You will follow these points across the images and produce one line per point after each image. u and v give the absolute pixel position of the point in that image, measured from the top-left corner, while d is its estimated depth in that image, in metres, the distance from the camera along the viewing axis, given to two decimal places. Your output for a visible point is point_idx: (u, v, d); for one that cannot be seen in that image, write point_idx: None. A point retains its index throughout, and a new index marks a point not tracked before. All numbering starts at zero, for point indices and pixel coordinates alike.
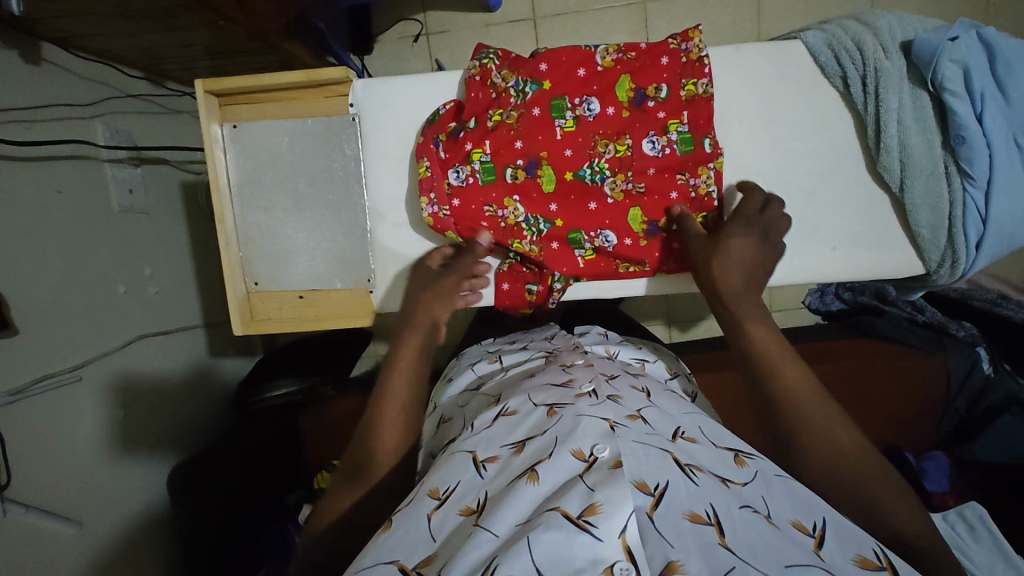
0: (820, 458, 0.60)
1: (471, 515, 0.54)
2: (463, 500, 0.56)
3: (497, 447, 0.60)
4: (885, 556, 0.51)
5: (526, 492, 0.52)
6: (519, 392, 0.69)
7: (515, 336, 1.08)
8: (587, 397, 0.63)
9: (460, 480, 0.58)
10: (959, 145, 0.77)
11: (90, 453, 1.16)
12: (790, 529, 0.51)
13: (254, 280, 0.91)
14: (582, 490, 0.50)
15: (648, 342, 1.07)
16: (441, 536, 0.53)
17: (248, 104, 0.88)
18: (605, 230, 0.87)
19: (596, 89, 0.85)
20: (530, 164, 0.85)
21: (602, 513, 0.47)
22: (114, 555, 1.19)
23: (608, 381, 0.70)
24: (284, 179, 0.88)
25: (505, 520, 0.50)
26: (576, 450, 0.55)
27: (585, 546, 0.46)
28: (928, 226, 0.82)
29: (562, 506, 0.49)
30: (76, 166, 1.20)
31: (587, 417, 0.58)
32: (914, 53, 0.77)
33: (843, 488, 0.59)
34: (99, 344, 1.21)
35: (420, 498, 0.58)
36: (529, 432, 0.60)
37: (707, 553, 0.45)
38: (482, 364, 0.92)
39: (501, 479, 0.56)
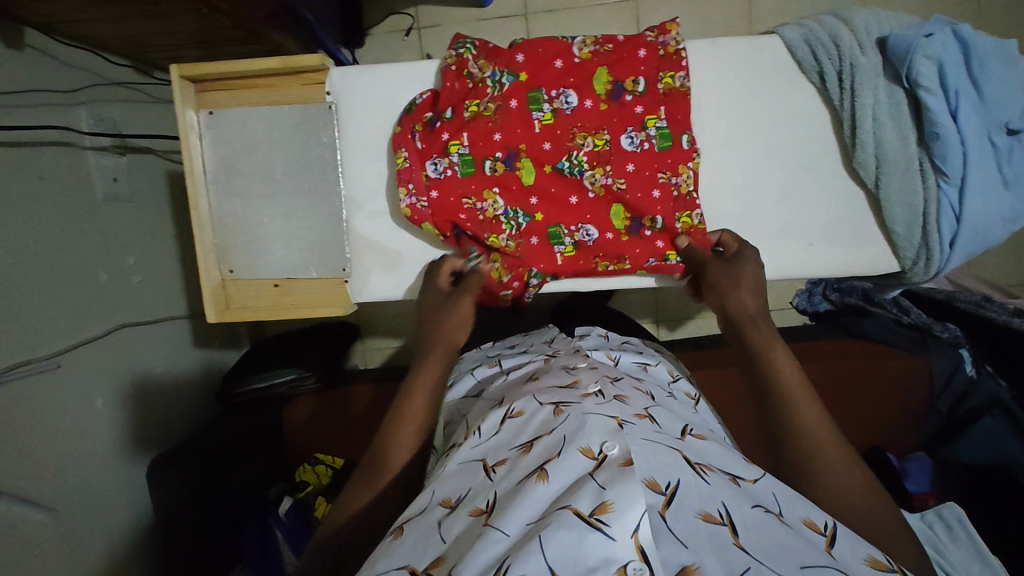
0: (826, 494, 0.58)
1: (481, 515, 0.51)
2: (474, 502, 0.54)
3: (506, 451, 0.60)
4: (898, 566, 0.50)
5: (536, 491, 0.50)
6: (524, 395, 0.68)
7: (517, 342, 1.07)
8: (593, 397, 0.63)
9: (471, 487, 0.57)
10: (933, 141, 0.77)
11: (68, 441, 1.15)
12: (802, 527, 0.51)
13: (230, 268, 0.91)
14: (593, 488, 0.49)
15: (649, 345, 1.05)
16: (451, 536, 0.51)
17: (224, 90, 0.87)
18: (586, 225, 0.87)
19: (573, 81, 0.84)
20: (509, 157, 0.85)
21: (613, 511, 0.46)
22: (90, 545, 1.18)
23: (613, 384, 0.71)
24: (259, 167, 0.88)
25: (516, 519, 0.48)
26: (584, 448, 0.53)
27: (597, 545, 0.44)
28: (903, 223, 0.82)
29: (573, 504, 0.47)
30: (59, 152, 1.20)
31: (594, 415, 0.58)
32: (889, 49, 0.77)
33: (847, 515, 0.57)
34: (78, 333, 1.21)
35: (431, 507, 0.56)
36: (537, 431, 0.60)
37: (722, 554, 0.45)
38: (482, 368, 0.91)
39: (509, 478, 0.55)
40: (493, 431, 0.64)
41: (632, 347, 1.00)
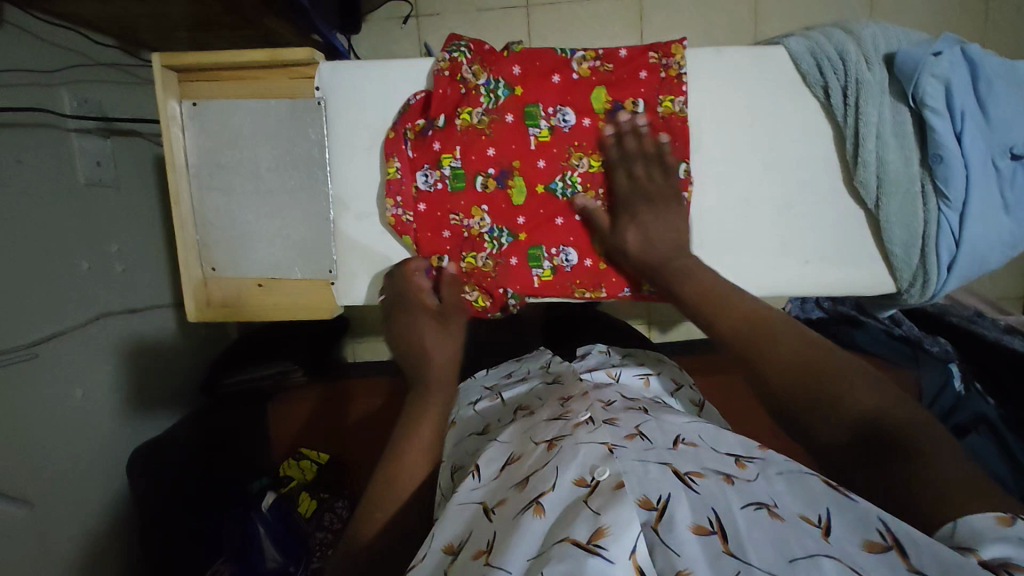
0: (781, 372, 0.60)
1: (480, 555, 0.50)
2: (474, 545, 0.52)
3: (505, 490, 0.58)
4: (890, 529, 0.44)
5: (531, 526, 0.50)
6: (520, 433, 0.67)
7: (512, 367, 1.09)
8: (584, 425, 0.61)
9: (473, 531, 0.54)
10: (937, 163, 0.75)
11: (46, 432, 1.13)
12: (798, 519, 0.46)
13: (212, 265, 0.88)
14: (588, 515, 0.48)
15: (651, 354, 1.10)
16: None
17: (209, 81, 0.84)
18: (567, 248, 0.86)
19: (570, 99, 0.83)
20: (502, 174, 0.84)
21: (610, 536, 0.45)
22: (67, 539, 1.16)
23: (603, 410, 0.68)
24: (244, 162, 0.85)
25: (517, 556, 0.47)
26: (578, 478, 0.53)
27: (596, 569, 0.43)
28: (901, 244, 0.80)
29: (570, 534, 0.47)
30: (41, 135, 1.16)
31: (586, 445, 0.56)
32: (896, 66, 0.75)
33: (812, 385, 0.57)
34: (57, 322, 1.17)
35: (434, 554, 0.54)
36: (532, 468, 0.58)
37: (713, 562, 0.43)
38: (482, 402, 0.91)
39: (506, 515, 0.53)
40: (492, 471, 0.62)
41: (633, 358, 1.05)
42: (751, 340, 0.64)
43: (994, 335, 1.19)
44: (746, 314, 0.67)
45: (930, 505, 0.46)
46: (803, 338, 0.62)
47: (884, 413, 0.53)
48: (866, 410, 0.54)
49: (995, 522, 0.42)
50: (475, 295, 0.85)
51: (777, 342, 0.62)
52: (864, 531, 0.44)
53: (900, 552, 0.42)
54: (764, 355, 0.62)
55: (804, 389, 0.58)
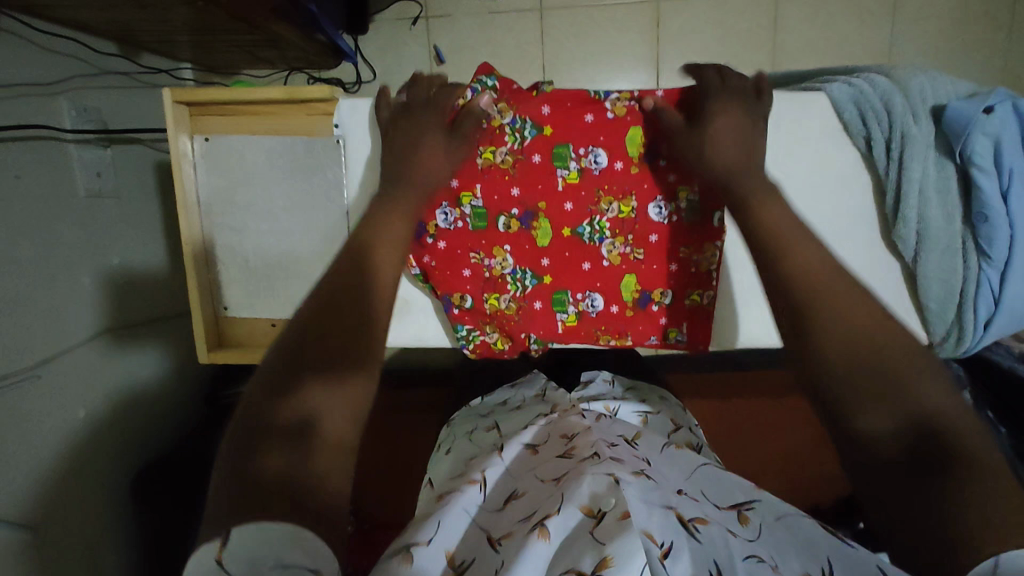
0: (845, 327, 0.48)
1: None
2: (483, 568, 0.57)
3: (509, 523, 0.63)
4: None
5: (538, 548, 0.53)
6: (530, 467, 0.72)
7: (509, 393, 1.09)
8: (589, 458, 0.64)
9: (477, 555, 0.59)
10: (980, 223, 0.73)
11: (50, 454, 1.10)
12: None
13: (224, 305, 0.86)
14: (591, 545, 0.51)
15: (656, 390, 1.09)
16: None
17: (223, 116, 0.80)
18: (594, 293, 0.83)
19: (603, 139, 0.78)
20: (526, 215, 0.81)
21: (613, 567, 0.48)
22: (71, 560, 1.14)
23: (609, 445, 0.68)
24: (259, 199, 0.81)
25: None
26: (583, 505, 0.56)
27: None
28: (937, 300, 0.78)
29: (575, 566, 0.49)
30: (42, 148, 1.11)
31: (592, 472, 0.59)
32: (944, 121, 0.72)
33: (871, 348, 0.47)
34: (59, 341, 1.14)
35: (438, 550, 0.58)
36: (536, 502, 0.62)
37: None
38: (480, 430, 0.95)
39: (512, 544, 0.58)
40: (496, 500, 0.69)
41: (636, 391, 1.06)
42: (810, 302, 0.51)
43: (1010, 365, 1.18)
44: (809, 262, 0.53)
45: (962, 537, 0.39)
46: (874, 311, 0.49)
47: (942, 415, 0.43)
48: (927, 409, 0.43)
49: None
50: (495, 337, 0.85)
51: (850, 306, 0.49)
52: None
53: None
54: (833, 322, 0.49)
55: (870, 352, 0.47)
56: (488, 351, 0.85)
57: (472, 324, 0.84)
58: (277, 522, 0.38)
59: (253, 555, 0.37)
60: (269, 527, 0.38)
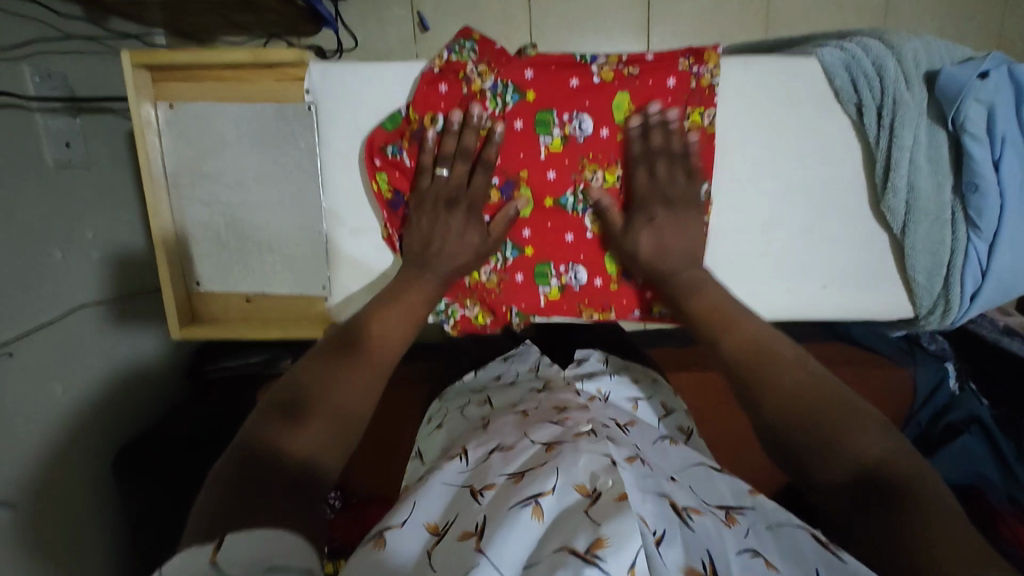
0: (782, 391, 0.56)
1: (471, 538, 0.54)
2: (460, 528, 0.56)
3: (493, 475, 0.62)
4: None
5: (528, 528, 0.53)
6: (516, 431, 0.70)
7: (501, 370, 1.08)
8: (586, 436, 0.63)
9: (460, 516, 0.58)
10: (971, 193, 0.71)
11: (26, 432, 1.07)
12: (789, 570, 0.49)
13: (197, 280, 0.83)
14: (588, 525, 0.50)
15: (648, 371, 1.09)
16: (446, 566, 0.52)
17: (186, 81, 0.76)
18: (577, 266, 0.81)
19: (589, 105, 0.75)
20: (507, 185, 0.77)
21: (609, 547, 0.47)
22: (53, 537, 1.12)
23: (605, 426, 0.70)
24: (228, 170, 0.78)
25: (512, 562, 0.51)
26: (579, 485, 0.56)
27: None
28: (925, 272, 0.77)
29: (569, 542, 0.49)
30: (5, 117, 1.06)
31: (588, 453, 0.59)
32: (938, 87, 0.70)
33: (806, 404, 0.55)
34: (32, 317, 1.10)
35: (414, 527, 0.58)
36: (524, 465, 0.62)
37: None
38: (470, 407, 0.94)
39: (498, 505, 0.56)
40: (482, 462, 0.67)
41: (627, 373, 1.04)
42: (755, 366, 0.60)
43: (993, 334, 1.39)
44: (746, 334, 0.63)
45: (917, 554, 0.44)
46: (817, 376, 0.58)
47: (885, 461, 0.50)
48: (869, 458, 0.51)
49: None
50: (476, 310, 0.82)
51: (794, 375, 0.58)
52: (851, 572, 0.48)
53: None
54: (773, 387, 0.57)
55: (821, 410, 0.54)
56: (468, 326, 0.83)
57: (452, 298, 0.81)
58: (274, 531, 0.44)
59: (255, 554, 0.41)
60: (275, 536, 0.43)
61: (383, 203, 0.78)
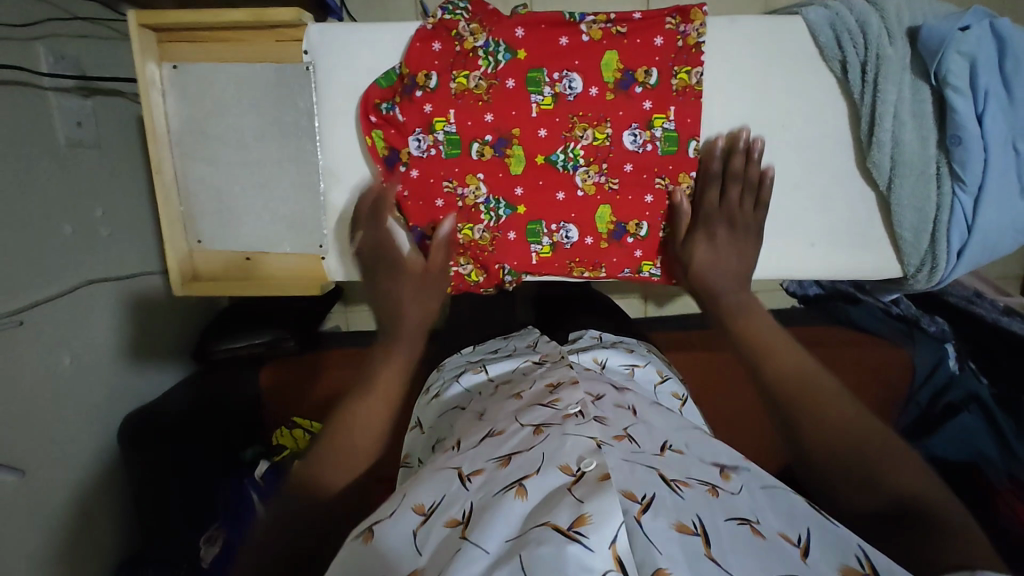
0: (823, 425, 0.57)
1: (457, 527, 0.49)
2: (449, 508, 0.51)
3: (482, 458, 0.56)
4: (869, 559, 0.46)
5: (513, 507, 0.49)
6: (504, 416, 0.66)
7: (499, 346, 1.08)
8: (574, 416, 0.60)
9: (446, 493, 0.53)
10: (954, 146, 0.72)
11: (38, 399, 1.09)
12: (777, 537, 0.49)
13: (198, 238, 0.85)
14: (570, 503, 0.48)
15: (643, 345, 1.07)
16: (426, 549, 0.48)
17: (190, 42, 0.79)
18: (568, 224, 0.82)
19: (579, 64, 0.77)
20: (499, 142, 0.79)
21: (591, 524, 0.44)
22: (61, 506, 1.13)
23: (596, 403, 0.67)
24: (229, 128, 0.81)
25: (495, 536, 0.47)
26: (564, 466, 0.52)
27: (575, 556, 0.43)
28: (910, 228, 0.78)
29: (551, 519, 0.46)
30: (18, 94, 1.08)
31: (574, 436, 0.56)
32: (920, 42, 0.71)
33: (845, 438, 0.55)
34: (43, 288, 1.12)
35: (402, 512, 0.52)
36: (515, 447, 0.57)
37: (694, 564, 0.44)
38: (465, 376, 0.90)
39: (485, 489, 0.52)
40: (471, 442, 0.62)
41: (623, 346, 1.02)
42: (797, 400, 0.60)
43: (993, 316, 1.34)
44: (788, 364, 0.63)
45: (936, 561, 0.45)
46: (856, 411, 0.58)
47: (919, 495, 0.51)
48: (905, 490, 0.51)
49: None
50: (470, 268, 0.84)
51: (837, 409, 0.58)
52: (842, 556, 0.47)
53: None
54: (817, 421, 0.57)
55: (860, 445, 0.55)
56: (463, 284, 0.85)
57: None
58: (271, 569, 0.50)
59: None
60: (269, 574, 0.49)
61: (380, 161, 0.81)
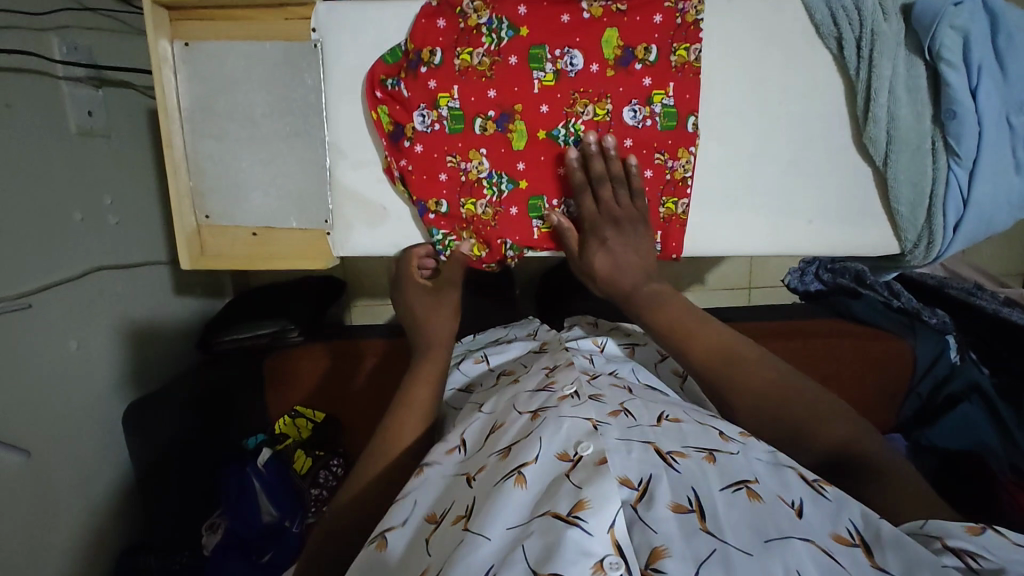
0: (747, 393, 0.66)
1: (460, 521, 0.52)
2: (455, 510, 0.54)
3: (485, 455, 0.59)
4: (859, 534, 0.49)
5: (514, 496, 0.50)
6: (504, 400, 0.68)
7: (500, 334, 1.04)
8: (569, 398, 0.62)
9: (455, 499, 0.56)
10: (949, 120, 0.73)
11: (44, 382, 1.09)
12: (773, 498, 0.51)
13: (206, 214, 0.87)
14: (568, 489, 0.49)
15: (636, 329, 1.04)
16: (435, 548, 0.51)
17: (202, 21, 0.81)
18: (570, 200, 0.83)
19: (579, 41, 0.79)
20: (502, 117, 0.81)
21: (590, 508, 0.46)
22: (67, 489, 1.13)
23: (590, 382, 0.69)
24: (239, 105, 0.83)
25: (496, 524, 0.48)
26: (561, 452, 0.54)
27: (575, 541, 0.44)
28: (908, 203, 0.78)
29: (552, 508, 0.48)
30: (33, 82, 1.10)
31: (570, 418, 0.58)
32: (914, 17, 0.73)
33: (769, 403, 0.65)
34: (53, 271, 1.14)
35: (416, 523, 0.57)
36: (514, 437, 0.59)
37: (690, 540, 0.45)
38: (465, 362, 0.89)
39: (488, 481, 0.54)
40: (476, 443, 0.63)
41: (620, 330, 1.01)
42: (726, 375, 0.67)
43: (991, 306, 1.37)
44: (709, 342, 0.70)
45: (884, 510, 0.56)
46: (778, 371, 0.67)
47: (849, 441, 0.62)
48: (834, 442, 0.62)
49: (965, 530, 0.48)
50: (472, 243, 0.85)
51: (760, 377, 0.67)
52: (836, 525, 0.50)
53: (868, 553, 0.47)
54: (743, 391, 0.66)
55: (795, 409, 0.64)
56: (464, 258, 0.85)
57: (448, 229, 0.84)
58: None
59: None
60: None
61: (386, 138, 0.82)
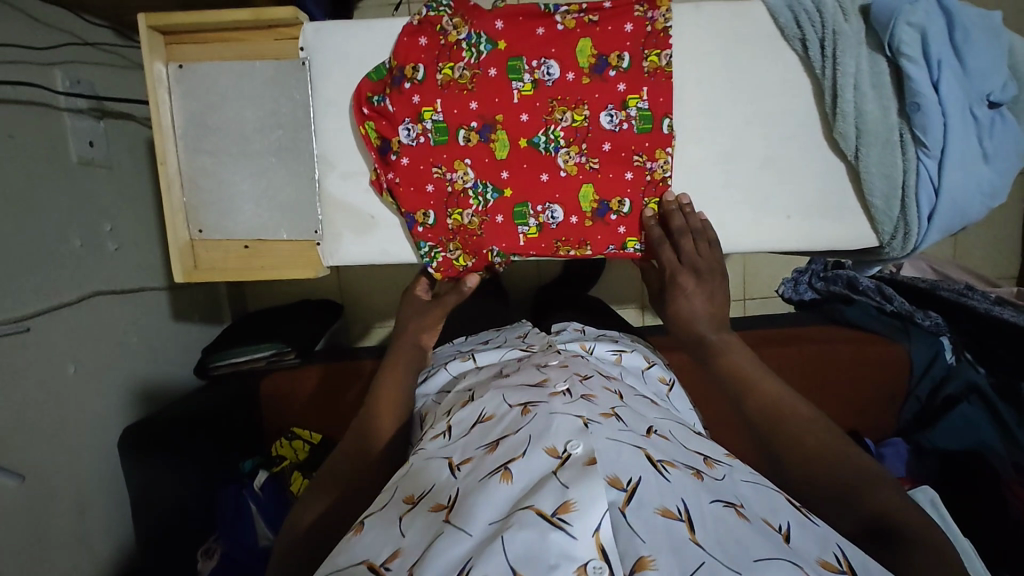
0: (796, 448, 0.62)
1: (442, 511, 0.52)
2: (435, 498, 0.55)
3: (473, 449, 0.60)
4: (846, 559, 0.49)
5: (499, 491, 0.51)
6: (493, 392, 0.68)
7: (489, 336, 1.05)
8: (561, 395, 0.64)
9: (436, 482, 0.57)
10: (915, 113, 0.76)
11: (41, 404, 1.10)
12: (759, 522, 0.50)
13: (199, 228, 0.89)
14: (555, 487, 0.50)
15: (628, 336, 1.07)
16: (410, 531, 0.51)
17: (196, 43, 0.85)
18: (553, 205, 0.85)
19: (555, 51, 0.82)
20: (484, 128, 0.84)
21: (575, 511, 0.47)
22: (62, 513, 1.12)
23: (583, 382, 0.69)
24: (231, 121, 0.86)
25: (478, 520, 0.49)
26: (549, 448, 0.55)
27: (558, 543, 0.45)
28: (882, 196, 0.80)
29: (535, 504, 0.48)
30: (35, 113, 1.14)
31: (560, 416, 0.58)
32: (872, 16, 0.76)
33: (817, 462, 0.60)
34: (52, 296, 1.15)
35: (394, 504, 0.56)
36: (503, 431, 0.60)
37: (677, 552, 0.45)
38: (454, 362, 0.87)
39: (473, 475, 0.55)
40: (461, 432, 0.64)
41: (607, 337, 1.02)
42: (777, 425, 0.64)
43: (984, 305, 1.31)
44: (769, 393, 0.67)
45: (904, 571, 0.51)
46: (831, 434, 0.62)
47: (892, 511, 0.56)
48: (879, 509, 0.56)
49: None
50: (459, 254, 0.86)
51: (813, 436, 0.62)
52: (823, 550, 0.50)
53: None
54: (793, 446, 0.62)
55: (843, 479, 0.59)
56: (452, 269, 0.87)
57: (434, 241, 0.86)
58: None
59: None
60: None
61: (374, 151, 0.85)
